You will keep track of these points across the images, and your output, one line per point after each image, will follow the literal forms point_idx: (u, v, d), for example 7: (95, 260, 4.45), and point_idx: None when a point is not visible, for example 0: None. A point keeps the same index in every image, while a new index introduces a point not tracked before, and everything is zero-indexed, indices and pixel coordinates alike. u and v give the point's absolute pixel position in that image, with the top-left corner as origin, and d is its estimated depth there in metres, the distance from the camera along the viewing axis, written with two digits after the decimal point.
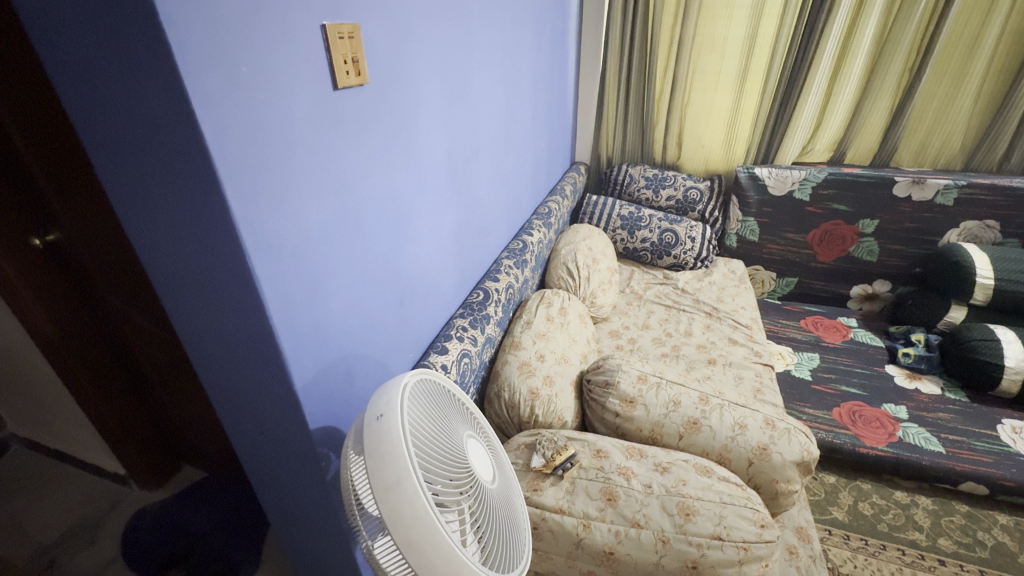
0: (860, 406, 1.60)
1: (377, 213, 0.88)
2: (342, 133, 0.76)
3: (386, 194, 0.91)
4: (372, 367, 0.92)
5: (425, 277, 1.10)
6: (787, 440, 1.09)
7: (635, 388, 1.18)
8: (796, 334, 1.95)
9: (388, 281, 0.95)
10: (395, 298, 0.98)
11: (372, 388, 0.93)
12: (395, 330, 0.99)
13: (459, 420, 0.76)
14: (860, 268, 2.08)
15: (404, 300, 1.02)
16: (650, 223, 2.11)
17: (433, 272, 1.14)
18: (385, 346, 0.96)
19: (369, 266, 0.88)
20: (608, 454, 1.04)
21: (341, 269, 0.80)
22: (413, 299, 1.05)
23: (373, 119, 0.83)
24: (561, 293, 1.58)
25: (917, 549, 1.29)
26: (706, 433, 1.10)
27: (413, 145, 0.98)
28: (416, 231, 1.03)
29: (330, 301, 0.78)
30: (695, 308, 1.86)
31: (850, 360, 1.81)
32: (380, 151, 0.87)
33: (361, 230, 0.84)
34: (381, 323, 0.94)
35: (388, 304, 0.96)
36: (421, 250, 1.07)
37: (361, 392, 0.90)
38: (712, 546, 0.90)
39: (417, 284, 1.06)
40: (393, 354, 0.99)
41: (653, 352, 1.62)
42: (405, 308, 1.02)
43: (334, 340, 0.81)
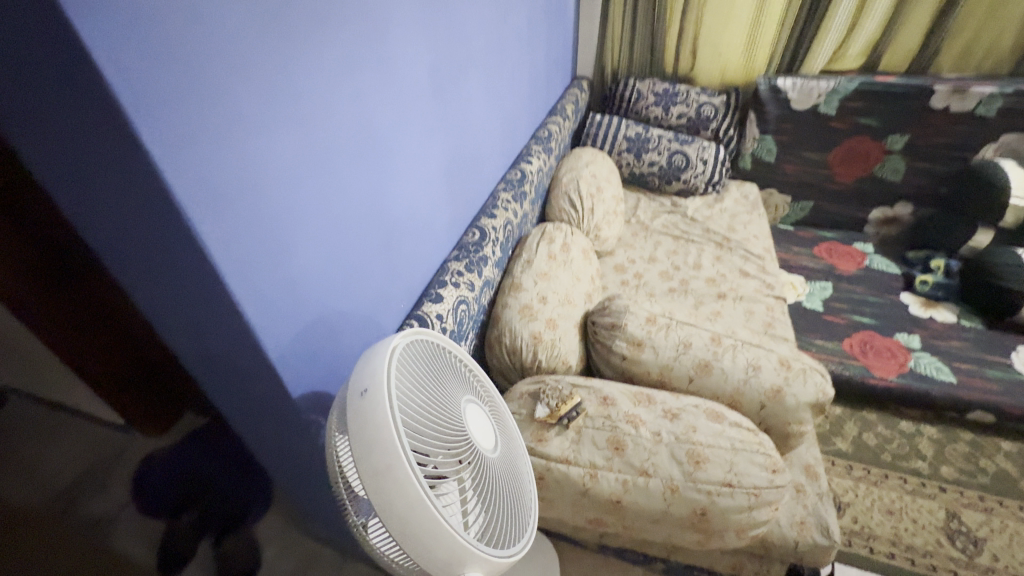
0: (871, 337, 1.55)
1: (348, 149, 0.75)
2: (292, 46, 0.61)
3: (357, 124, 0.76)
4: (358, 323, 0.84)
5: (411, 219, 0.98)
6: (802, 380, 1.04)
7: (643, 329, 1.12)
8: (809, 262, 1.86)
9: (369, 227, 0.84)
10: (378, 246, 0.87)
11: (361, 345, 0.86)
12: (381, 281, 0.90)
13: (457, 383, 0.69)
14: (882, 189, 1.94)
15: (389, 246, 0.91)
16: (659, 144, 1.94)
17: (422, 213, 1.01)
18: (370, 299, 0.87)
19: (346, 210, 0.77)
20: (615, 401, 1.00)
21: (309, 218, 0.69)
22: (399, 245, 0.94)
23: (332, 26, 0.68)
24: (563, 228, 1.46)
25: (919, 477, 1.30)
26: (717, 375, 1.05)
27: (387, 61, 0.82)
28: (397, 166, 0.90)
29: (300, 257, 0.68)
30: (705, 238, 1.76)
31: (864, 289, 1.74)
32: (346, 70, 0.72)
33: (331, 171, 0.72)
34: (365, 275, 0.84)
35: (371, 253, 0.85)
36: (405, 187, 0.94)
37: (348, 351, 0.83)
38: (721, 493, 0.88)
39: (402, 227, 0.94)
40: (380, 308, 0.90)
41: (659, 288, 1.54)
42: (390, 256, 0.92)
43: (310, 300, 0.72)
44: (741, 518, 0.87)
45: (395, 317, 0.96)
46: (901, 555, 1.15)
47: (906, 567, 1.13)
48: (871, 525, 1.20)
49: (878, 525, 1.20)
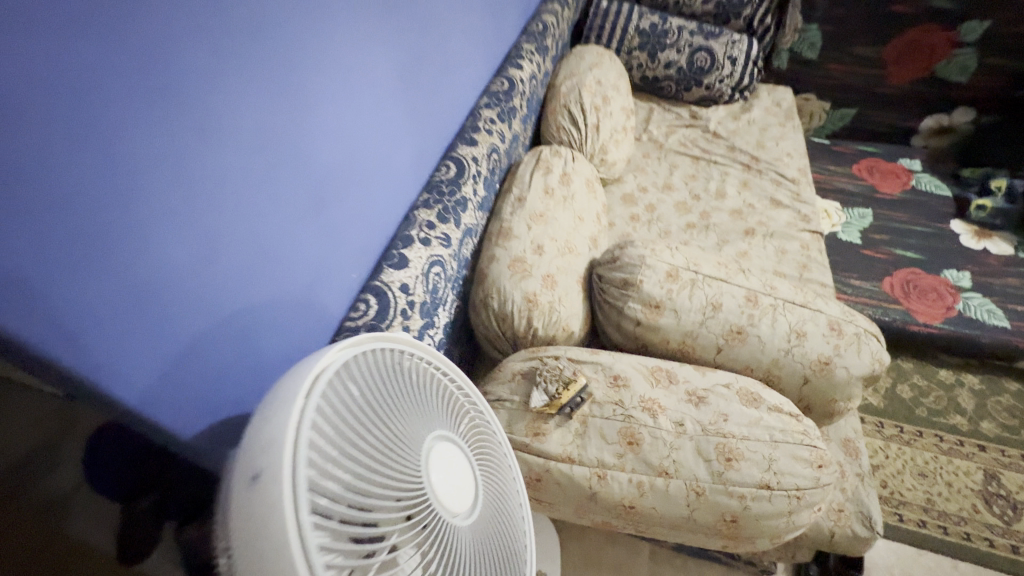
0: (916, 274, 1.35)
1: (216, 57, 0.47)
2: None
3: (228, 13, 0.47)
4: (281, 314, 0.62)
5: (351, 160, 0.71)
6: (856, 349, 0.85)
7: (663, 289, 0.90)
8: (847, 185, 1.60)
9: (279, 180, 0.58)
10: (303, 205, 0.62)
11: (291, 339, 0.64)
12: (313, 251, 0.66)
13: (424, 406, 0.51)
14: (942, 93, 1.62)
15: (319, 203, 0.66)
16: (678, 38, 1.57)
17: (366, 149, 0.74)
18: (296, 278, 0.63)
19: (238, 160, 0.51)
20: (628, 382, 0.81)
21: (155, 179, 0.43)
22: (336, 199, 0.69)
23: None
24: (561, 153, 1.19)
25: (956, 435, 1.17)
26: (752, 345, 0.86)
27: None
28: (317, 83, 0.62)
29: (152, 244, 0.44)
30: (730, 158, 1.48)
31: (909, 216, 1.50)
32: None
33: (191, 97, 0.45)
34: (283, 248, 0.60)
35: (289, 217, 0.61)
36: (337, 115, 0.66)
37: (270, 352, 0.61)
38: (757, 497, 0.72)
39: (336, 174, 0.68)
40: (313, 286, 0.67)
41: (676, 223, 1.29)
42: (323, 216, 0.67)
43: (184, 302, 0.48)
44: (778, 524, 0.73)
45: (340, 293, 0.73)
46: (932, 523, 1.05)
47: (937, 536, 1.03)
48: (901, 490, 1.10)
49: (909, 490, 1.10)
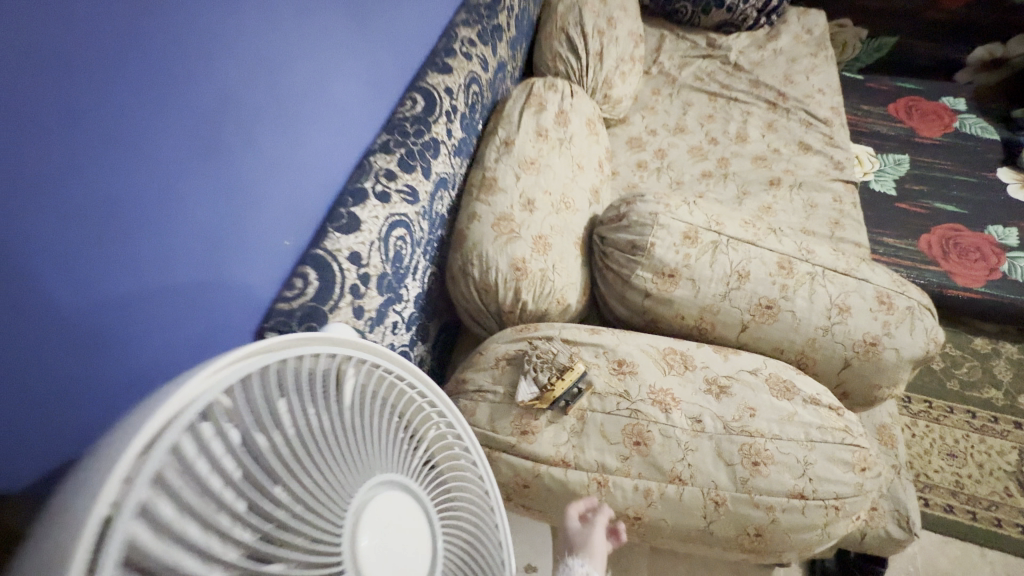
0: (957, 231, 1.19)
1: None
2: None
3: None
4: (171, 302, 0.46)
5: (267, 91, 0.53)
6: (908, 327, 0.71)
7: (679, 254, 0.74)
8: (882, 127, 1.40)
9: (140, 118, 0.40)
10: (188, 152, 0.45)
11: (193, 333, 0.48)
12: (217, 216, 0.49)
13: (348, 443, 0.36)
14: (999, 17, 1.40)
15: (218, 150, 0.48)
16: None
17: (290, 74, 0.55)
18: (192, 254, 0.47)
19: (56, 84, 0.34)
20: (634, 369, 0.67)
21: None
22: (248, 145, 0.51)
23: None
24: (557, 87, 0.99)
25: (990, 411, 1.06)
26: (785, 322, 0.71)
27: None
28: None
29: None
30: (753, 95, 1.28)
31: (950, 164, 1.32)
32: None
33: None
34: (166, 214, 0.44)
35: (167, 169, 0.43)
36: (233, 24, 0.47)
37: (161, 351, 0.46)
38: (788, 508, 0.60)
39: (243, 109, 0.50)
40: (225, 262, 0.50)
41: (690, 172, 1.11)
42: (228, 167, 0.49)
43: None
44: (810, 537, 0.61)
45: (270, 268, 0.56)
46: (960, 508, 0.96)
47: (965, 523, 0.94)
48: (928, 472, 0.99)
49: (936, 472, 0.99)
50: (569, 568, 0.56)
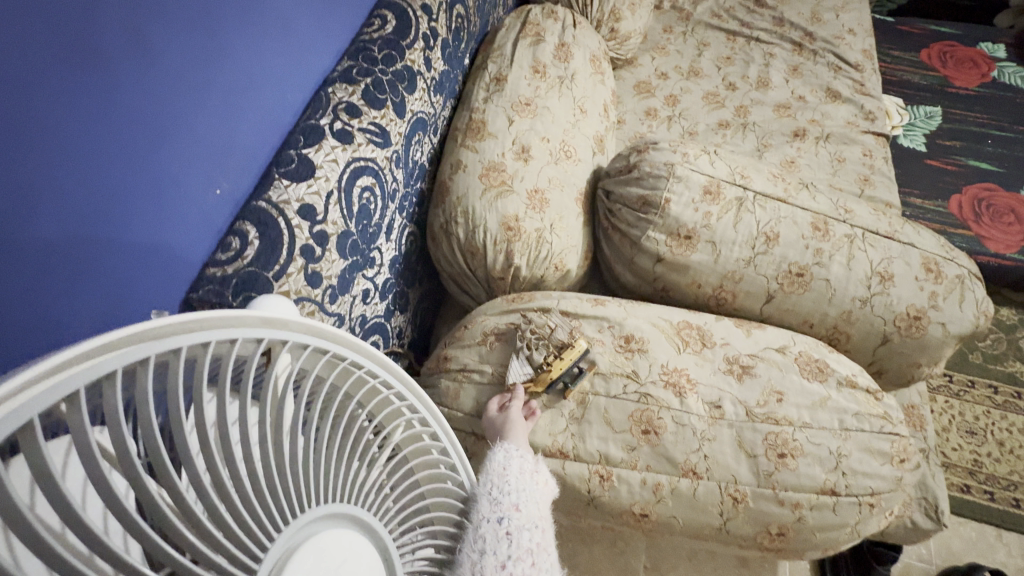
0: (990, 191, 1.09)
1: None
2: None
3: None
4: (40, 266, 0.34)
5: None
6: (958, 298, 0.62)
7: (698, 212, 0.63)
8: (913, 74, 1.27)
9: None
10: (47, 58, 0.32)
11: (84, 305, 0.37)
12: (106, 152, 0.37)
13: (269, 465, 0.26)
14: None
15: (100, 59, 0.35)
16: None
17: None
18: (72, 197, 0.35)
19: None
20: (643, 346, 0.58)
21: None
22: (150, 59, 0.39)
23: None
24: (557, 15, 0.85)
25: (1014, 386, 0.99)
26: (817, 292, 0.62)
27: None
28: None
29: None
30: (777, 34, 1.14)
31: (986, 117, 1.20)
32: None
33: None
34: (16, 143, 0.32)
35: (11, 79, 0.31)
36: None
37: (31, 329, 0.34)
38: (818, 505, 0.52)
39: (137, 5, 0.37)
40: (126, 213, 0.39)
41: (705, 121, 0.99)
42: (117, 84, 0.37)
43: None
44: (838, 535, 0.54)
45: (196, 223, 0.45)
46: (978, 488, 0.90)
47: (982, 504, 0.88)
48: (946, 450, 0.93)
49: (954, 450, 0.93)
50: (504, 449, 0.47)
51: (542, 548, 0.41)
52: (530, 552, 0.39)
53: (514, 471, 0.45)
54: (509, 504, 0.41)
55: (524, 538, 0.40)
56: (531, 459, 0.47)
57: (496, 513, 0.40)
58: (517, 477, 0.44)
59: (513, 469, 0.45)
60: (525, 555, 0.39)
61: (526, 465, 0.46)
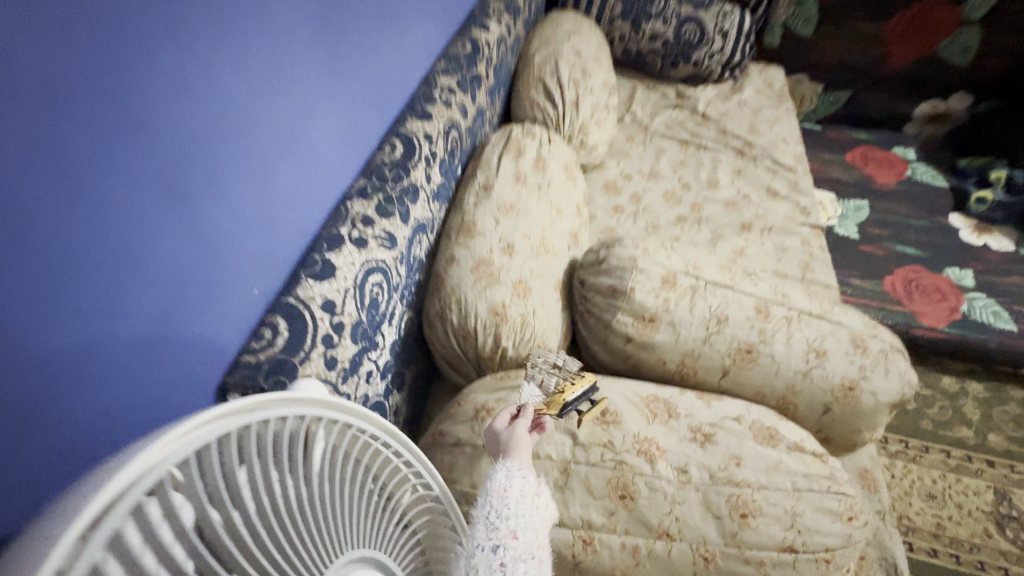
0: (918, 273, 1.24)
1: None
2: None
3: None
4: (121, 361, 0.41)
5: (241, 136, 0.51)
6: (884, 370, 0.72)
7: (658, 298, 0.74)
8: (842, 174, 1.48)
9: (98, 165, 0.38)
10: (152, 199, 0.42)
11: (149, 390, 0.44)
12: (180, 263, 0.46)
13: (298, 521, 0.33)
14: (939, 77, 1.51)
15: (186, 196, 0.46)
16: (664, 8, 1.41)
17: (265, 120, 0.54)
18: (153, 302, 0.43)
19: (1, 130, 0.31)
20: (618, 417, 0.66)
21: None
22: (217, 192, 0.49)
23: None
24: (534, 133, 1.01)
25: (964, 450, 1.07)
26: (765, 367, 0.71)
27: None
28: (163, 13, 0.41)
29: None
30: (722, 144, 1.34)
31: (906, 209, 1.39)
32: None
33: None
34: (123, 261, 0.40)
35: (128, 217, 0.40)
36: (208, 70, 0.46)
37: (108, 410, 0.41)
38: (780, 562, 0.58)
39: (215, 156, 0.48)
40: (188, 313, 0.47)
41: (665, 216, 1.14)
42: (195, 213, 0.47)
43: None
44: None
45: (236, 318, 0.53)
46: (944, 552, 0.94)
47: (950, 567, 0.93)
48: (910, 515, 0.99)
49: (917, 515, 0.99)
50: (507, 468, 0.51)
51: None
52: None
53: (514, 493, 0.48)
54: (507, 531, 0.44)
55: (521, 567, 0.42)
56: (533, 482, 0.51)
57: (491, 541, 0.43)
58: (517, 501, 0.47)
59: (517, 491, 0.49)
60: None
61: (528, 489, 0.49)
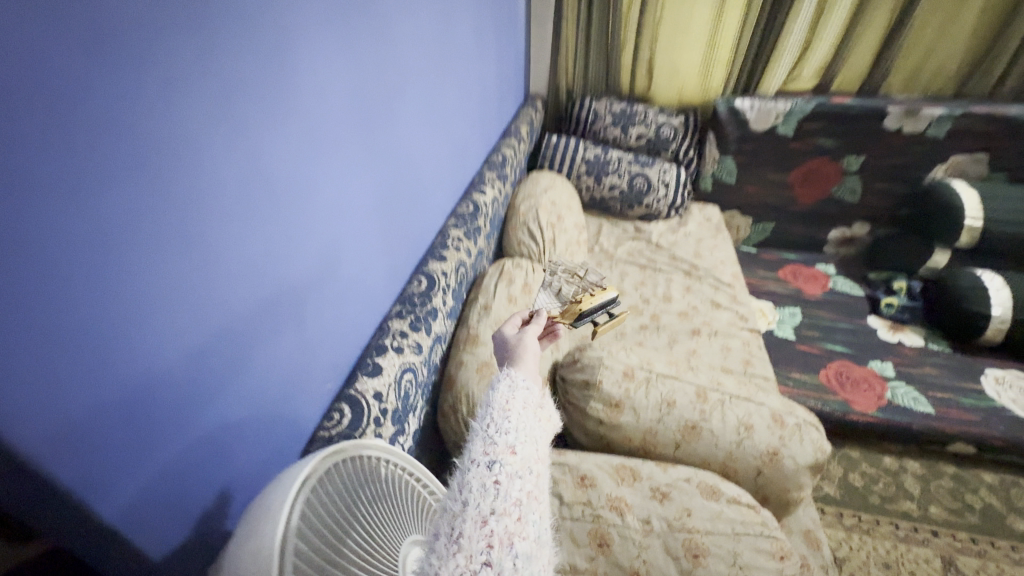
0: (847, 366, 1.48)
1: (236, 186, 0.51)
2: (165, 77, 0.41)
3: (242, 158, 0.52)
4: (265, 430, 0.62)
5: (336, 280, 0.76)
6: (799, 439, 0.92)
7: (621, 387, 0.97)
8: (776, 287, 1.80)
9: (271, 306, 0.60)
10: (293, 323, 0.66)
11: (272, 451, 0.63)
12: (297, 365, 0.68)
13: (384, 517, 0.53)
14: (840, 211, 1.90)
15: (306, 322, 0.69)
16: (619, 167, 1.83)
17: (347, 268, 0.79)
18: (281, 391, 0.65)
19: (246, 290, 0.55)
20: (595, 481, 0.84)
21: (192, 313, 0.47)
22: (319, 317, 0.72)
23: (239, 52, 0.50)
24: (522, 265, 1.31)
25: (910, 521, 1.22)
26: (707, 440, 0.92)
27: (288, 67, 0.58)
28: (316, 214, 0.68)
29: (150, 378, 0.42)
30: (672, 267, 1.66)
31: (832, 315, 1.68)
32: (252, 105, 0.52)
33: (221, 246, 0.50)
34: (274, 362, 0.62)
35: (281, 336, 0.63)
36: (325, 239, 0.71)
37: (258, 463, 0.60)
38: None
39: (324, 295, 0.73)
40: (296, 399, 0.68)
41: (630, 326, 1.41)
42: (308, 333, 0.70)
43: (171, 423, 0.46)
44: None
45: (317, 404, 0.74)
46: None
47: None
48: None
49: None
50: (511, 382, 0.55)
51: (531, 498, 0.43)
52: (518, 501, 0.43)
53: (516, 408, 0.51)
54: (505, 447, 0.46)
55: (515, 485, 0.43)
56: (535, 396, 0.55)
57: (488, 456, 0.45)
58: (518, 417, 0.49)
59: (518, 404, 0.52)
60: (512, 500, 0.42)
61: (529, 403, 0.53)
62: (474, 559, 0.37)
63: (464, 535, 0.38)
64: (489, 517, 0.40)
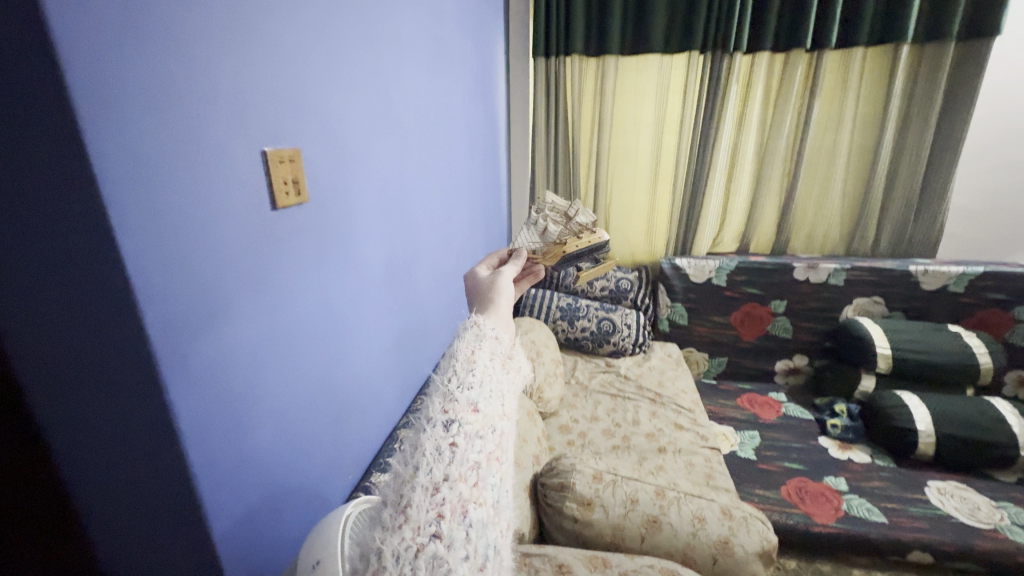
0: (804, 482, 1.63)
1: (312, 310, 0.80)
2: (287, 246, 0.73)
3: (316, 293, 0.81)
4: (306, 498, 0.80)
5: (364, 388, 1.00)
6: (746, 529, 1.08)
7: (591, 488, 1.13)
8: (736, 414, 2.01)
9: (320, 398, 0.84)
10: (332, 414, 0.88)
11: (308, 520, 0.80)
12: (332, 450, 0.88)
13: None
14: (779, 345, 2.22)
15: (341, 417, 0.91)
16: (588, 313, 2.19)
17: (372, 380, 1.03)
18: (320, 470, 0.84)
19: (306, 381, 0.79)
20: (571, 569, 0.97)
21: (275, 389, 0.71)
22: (350, 413, 0.94)
23: (323, 230, 0.82)
24: None
25: None
26: (667, 532, 1.06)
27: (351, 238, 0.92)
28: (355, 335, 0.95)
29: (247, 428, 0.66)
30: (639, 395, 1.90)
31: (787, 436, 1.87)
32: (327, 258, 0.84)
33: (296, 346, 0.76)
34: (318, 442, 0.83)
35: (325, 422, 0.85)
36: (359, 353, 0.97)
37: (298, 526, 0.78)
38: None
39: (355, 398, 0.96)
40: (328, 481, 0.87)
41: (604, 446, 1.59)
42: (342, 426, 0.92)
43: (253, 465, 0.67)
44: None
45: (340, 492, 0.92)
46: None
47: None
48: None
49: None
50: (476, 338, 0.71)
51: (486, 457, 0.56)
52: (473, 468, 0.54)
53: (477, 369, 0.65)
54: (465, 408, 0.59)
55: (473, 448, 0.55)
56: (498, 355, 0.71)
57: (447, 418, 0.57)
58: (479, 376, 0.64)
59: (483, 360, 0.68)
60: (471, 459, 0.54)
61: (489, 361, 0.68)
62: (422, 531, 0.48)
63: (412, 505, 0.49)
64: (440, 486, 0.51)
